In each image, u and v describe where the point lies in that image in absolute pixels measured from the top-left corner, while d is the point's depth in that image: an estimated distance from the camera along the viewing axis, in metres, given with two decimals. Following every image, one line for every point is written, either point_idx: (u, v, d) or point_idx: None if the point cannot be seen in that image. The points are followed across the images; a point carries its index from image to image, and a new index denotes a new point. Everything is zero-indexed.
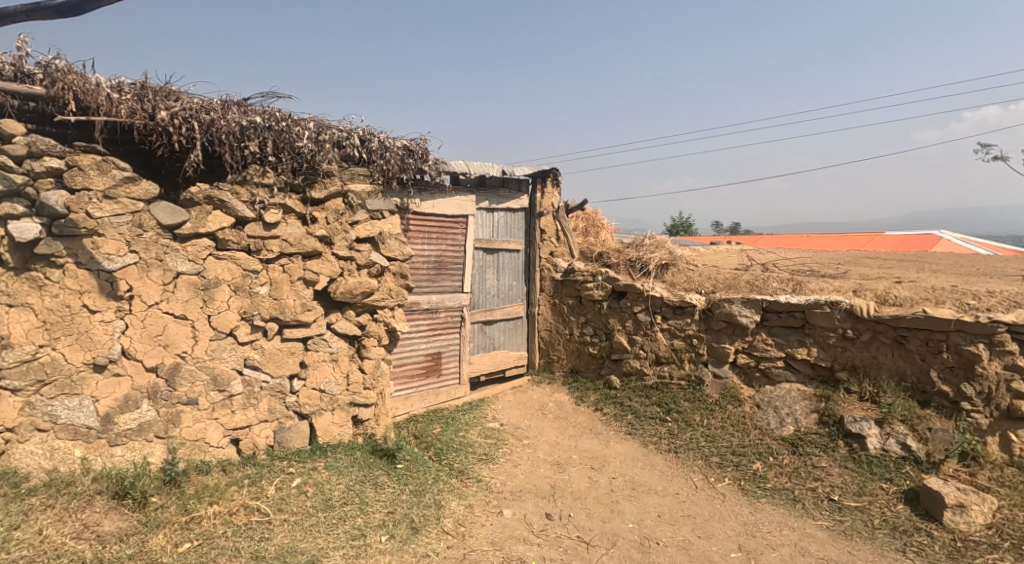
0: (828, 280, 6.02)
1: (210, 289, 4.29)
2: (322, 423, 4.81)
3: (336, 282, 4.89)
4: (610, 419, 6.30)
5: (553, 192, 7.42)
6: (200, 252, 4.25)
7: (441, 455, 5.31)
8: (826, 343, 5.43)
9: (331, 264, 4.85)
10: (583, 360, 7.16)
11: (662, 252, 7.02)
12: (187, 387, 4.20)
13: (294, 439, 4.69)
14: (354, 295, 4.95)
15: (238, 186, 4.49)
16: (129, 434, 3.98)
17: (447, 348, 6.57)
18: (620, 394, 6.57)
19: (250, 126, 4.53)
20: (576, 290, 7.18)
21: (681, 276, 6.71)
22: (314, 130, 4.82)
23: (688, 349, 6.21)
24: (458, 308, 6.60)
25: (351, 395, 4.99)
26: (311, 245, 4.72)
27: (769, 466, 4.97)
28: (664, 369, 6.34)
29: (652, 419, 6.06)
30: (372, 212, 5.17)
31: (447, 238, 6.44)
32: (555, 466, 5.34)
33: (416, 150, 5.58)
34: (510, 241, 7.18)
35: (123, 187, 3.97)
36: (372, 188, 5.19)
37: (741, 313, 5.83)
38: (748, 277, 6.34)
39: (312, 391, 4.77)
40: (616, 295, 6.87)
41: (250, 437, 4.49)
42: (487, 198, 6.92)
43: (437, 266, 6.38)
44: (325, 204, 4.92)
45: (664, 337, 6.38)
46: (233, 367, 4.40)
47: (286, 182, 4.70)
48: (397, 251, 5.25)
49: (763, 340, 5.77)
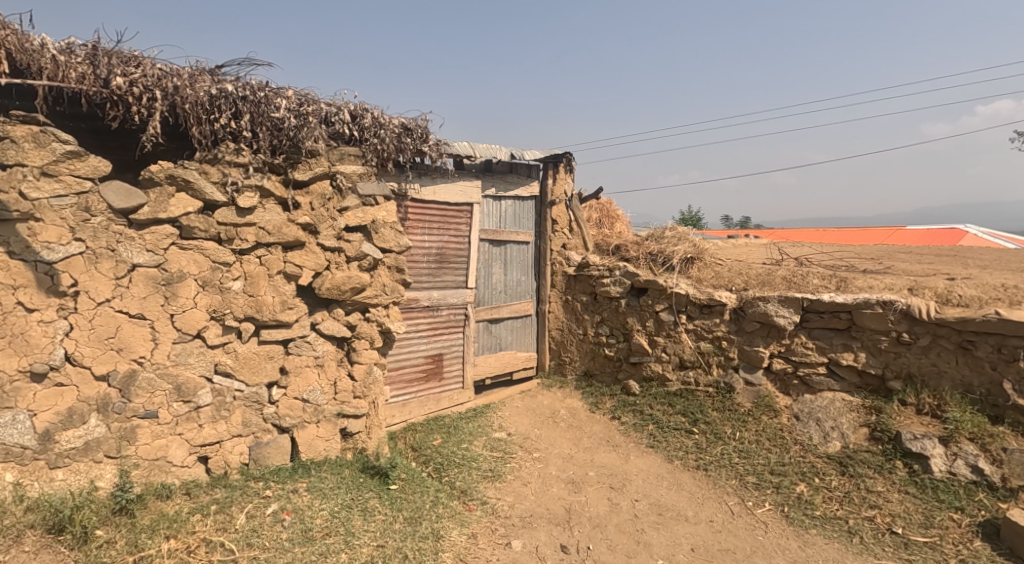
0: (878, 276, 5.38)
1: (172, 284, 3.70)
2: (305, 437, 4.22)
3: (321, 276, 4.29)
4: (629, 430, 5.70)
5: (565, 179, 6.81)
6: (160, 241, 3.65)
7: (440, 472, 4.72)
8: (876, 348, 4.84)
9: (316, 256, 4.25)
10: (598, 363, 6.55)
11: (686, 244, 6.39)
12: (145, 398, 3.61)
13: (272, 455, 4.10)
14: (343, 291, 4.34)
15: (206, 165, 3.89)
16: (73, 454, 3.40)
17: (450, 350, 5.98)
18: (640, 401, 5.97)
19: (221, 96, 3.95)
20: (591, 286, 6.58)
21: (707, 271, 6.10)
22: (297, 102, 4.23)
23: (717, 352, 5.61)
24: (461, 305, 6.01)
25: (339, 405, 4.38)
26: (292, 234, 4.12)
27: (815, 490, 4.35)
28: (689, 374, 5.74)
29: (676, 430, 5.45)
30: (364, 197, 4.56)
31: (449, 228, 5.85)
32: (571, 485, 4.74)
33: (415, 129, 4.98)
34: (518, 232, 6.58)
35: (66, 163, 3.37)
36: (365, 169, 4.59)
37: (778, 314, 5.23)
38: (783, 273, 5.71)
39: (293, 401, 4.17)
40: (636, 292, 6.25)
41: (221, 454, 3.90)
42: (494, 184, 6.31)
43: (438, 259, 5.79)
44: (310, 187, 4.32)
45: (689, 339, 5.77)
46: (200, 374, 3.81)
47: (265, 162, 4.11)
48: (392, 242, 4.64)
49: (802, 343, 5.17)
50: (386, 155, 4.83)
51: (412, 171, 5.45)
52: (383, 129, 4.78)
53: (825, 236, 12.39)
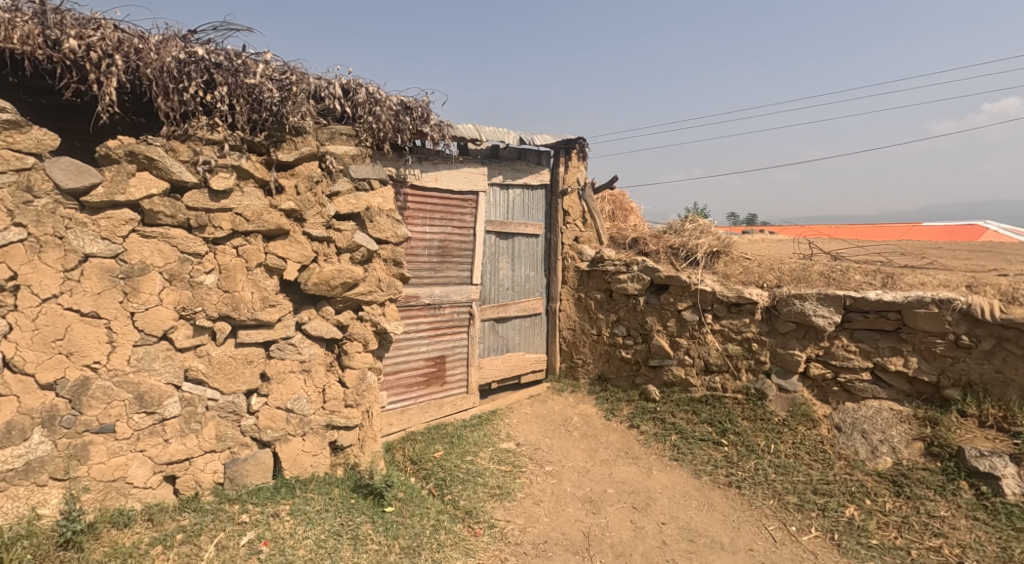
0: (928, 271, 4.87)
1: (133, 277, 3.20)
2: (290, 452, 3.71)
3: (308, 269, 3.78)
4: (650, 440, 5.21)
5: (578, 167, 6.32)
6: (117, 228, 3.16)
7: (442, 489, 4.25)
8: (930, 352, 4.36)
9: (302, 247, 3.75)
10: (613, 365, 6.04)
11: (710, 237, 5.89)
12: (100, 410, 3.12)
13: (251, 473, 3.59)
14: (333, 287, 3.83)
15: (175, 142, 3.40)
16: (12, 476, 2.92)
17: (452, 352, 5.49)
18: (660, 408, 5.49)
19: (191, 62, 3.43)
20: (606, 282, 6.07)
21: (735, 266, 5.58)
22: (280, 72, 3.73)
23: (746, 355, 5.15)
24: (466, 303, 5.52)
25: (327, 415, 3.87)
26: (274, 221, 3.62)
27: (868, 514, 3.88)
28: (715, 380, 5.27)
29: (703, 442, 4.97)
30: (357, 180, 4.06)
31: (452, 218, 5.36)
32: (588, 505, 4.27)
33: (415, 108, 4.51)
34: (528, 224, 6.08)
35: (3, 135, 2.89)
36: (358, 150, 4.09)
37: (816, 313, 4.75)
38: (820, 268, 5.20)
39: (275, 412, 3.66)
40: (655, 289, 5.75)
41: (191, 473, 3.40)
42: (501, 172, 5.81)
43: (441, 252, 5.30)
44: (296, 169, 3.85)
45: (716, 341, 5.30)
46: (167, 381, 3.31)
47: (243, 140, 3.61)
48: (390, 231, 4.14)
49: (844, 346, 4.69)
50: (383, 135, 4.34)
51: (411, 155, 4.96)
52: (380, 107, 4.28)
53: (841, 233, 11.88)
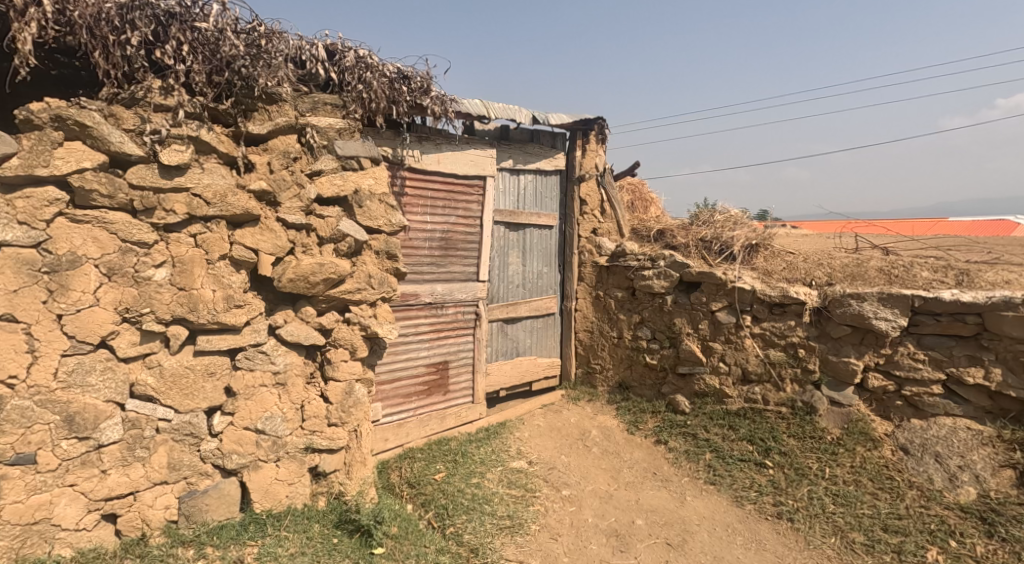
0: (1008, 268, 4.26)
1: (60, 272, 2.60)
2: (261, 482, 3.09)
3: (283, 263, 3.17)
4: (680, 459, 4.59)
5: (596, 151, 5.64)
6: (39, 210, 2.56)
7: (443, 521, 3.67)
8: (1017, 363, 3.82)
9: (276, 236, 3.14)
10: (636, 372, 5.41)
11: (746, 229, 5.25)
12: (18, 436, 2.53)
13: (213, 508, 2.97)
14: (313, 283, 3.21)
15: (117, 106, 2.77)
16: None
17: (456, 357, 4.89)
18: (691, 422, 4.87)
19: (137, 8, 2.79)
20: (628, 279, 5.41)
21: (777, 261, 4.94)
22: (249, 25, 3.09)
23: (791, 362, 4.54)
24: (472, 302, 4.91)
25: (307, 436, 3.24)
26: (241, 205, 3.00)
27: (956, 559, 3.37)
28: (754, 390, 4.66)
29: (743, 463, 4.35)
30: (343, 159, 3.44)
31: (457, 206, 4.74)
32: (614, 540, 3.71)
33: (414, 77, 3.89)
34: (541, 214, 5.45)
35: None
36: (345, 123, 3.48)
37: (877, 315, 4.15)
38: (877, 264, 4.57)
39: (242, 434, 3.03)
40: (685, 287, 5.12)
41: (136, 511, 2.80)
42: (512, 155, 5.18)
43: (444, 245, 4.68)
44: (269, 143, 3.23)
45: (755, 346, 4.68)
46: (106, 399, 2.71)
47: (204, 106, 2.98)
48: (382, 219, 3.52)
49: (909, 354, 4.11)
50: (376, 107, 3.71)
51: (409, 134, 4.35)
52: (372, 73, 3.66)
53: None
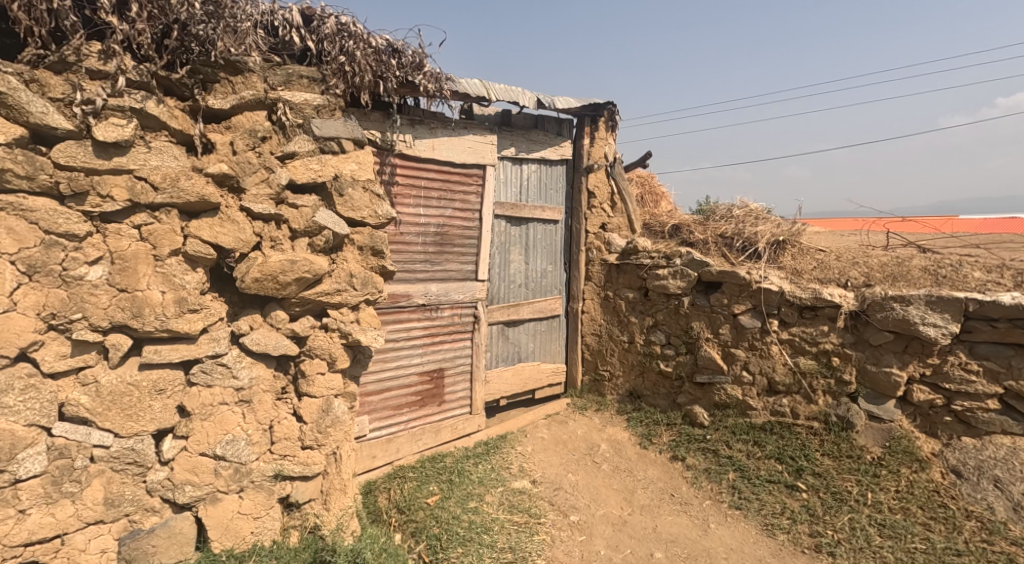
0: None
1: None
2: (220, 517, 2.63)
3: (249, 259, 2.71)
4: (700, 479, 4.15)
5: (606, 140, 5.17)
6: None
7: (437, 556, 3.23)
8: None
9: (239, 229, 2.68)
10: (648, 381, 4.95)
11: (771, 224, 4.78)
12: None
13: (162, 549, 2.51)
14: (284, 284, 2.75)
15: (42, 71, 2.30)
16: None
17: (452, 364, 4.43)
18: (711, 437, 4.43)
19: None
20: (640, 278, 4.94)
21: (806, 260, 4.49)
22: None
23: (824, 372, 4.08)
24: (470, 304, 4.46)
25: (276, 462, 2.78)
26: (196, 191, 2.53)
27: None
28: (781, 402, 4.21)
29: (773, 485, 3.91)
30: (322, 140, 2.96)
31: (454, 198, 4.28)
32: None
33: (405, 50, 3.42)
34: (545, 207, 4.99)
35: None
36: (324, 100, 2.99)
37: (924, 320, 3.70)
38: (920, 263, 4.11)
39: (198, 461, 2.57)
40: (703, 288, 4.66)
41: (65, 555, 2.35)
42: (514, 142, 4.71)
43: (439, 240, 4.22)
44: (233, 120, 2.76)
45: (783, 353, 4.22)
46: (27, 424, 2.25)
47: (152, 74, 2.51)
48: (367, 209, 3.04)
49: (961, 365, 3.66)
50: (360, 82, 3.24)
51: (400, 116, 3.89)
52: (356, 43, 3.18)
53: None
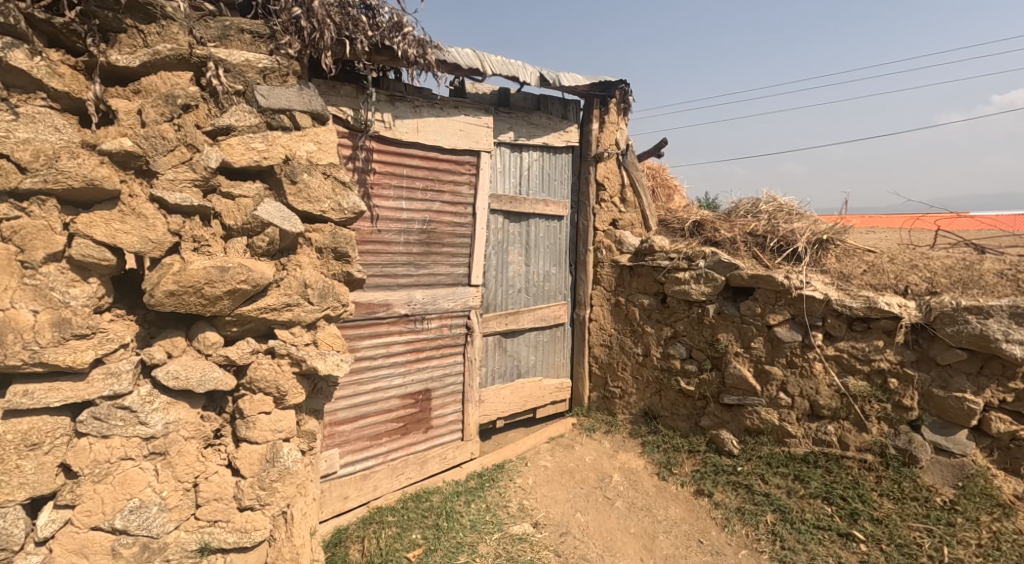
0: None
1: None
2: None
3: (163, 266, 2.04)
4: (732, 521, 3.50)
5: (617, 124, 4.51)
6: None
7: None
8: None
9: (147, 226, 2.01)
10: (666, 400, 4.30)
11: (809, 220, 4.14)
12: None
13: None
14: (213, 298, 2.09)
15: None
16: None
17: (440, 384, 3.78)
18: (742, 468, 3.79)
19: None
20: (657, 283, 4.28)
21: (853, 262, 3.84)
22: None
23: (879, 397, 3.44)
24: (461, 313, 3.80)
25: (203, 530, 2.12)
26: (82, 175, 1.88)
27: None
28: (827, 430, 3.57)
29: (823, 532, 3.29)
30: (268, 113, 2.29)
31: (442, 189, 3.62)
32: None
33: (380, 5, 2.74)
34: (548, 201, 4.33)
35: None
36: (273, 62, 2.31)
37: (1007, 337, 3.07)
38: (994, 266, 3.48)
39: (90, 538, 1.92)
40: (732, 295, 4.01)
41: None
42: (513, 125, 4.04)
43: (424, 239, 3.56)
44: (144, 82, 2.09)
45: (829, 372, 3.58)
46: None
47: (22, 15, 1.85)
48: (326, 201, 2.38)
49: None
50: (319, 41, 2.58)
51: (376, 90, 3.23)
52: None
53: None
